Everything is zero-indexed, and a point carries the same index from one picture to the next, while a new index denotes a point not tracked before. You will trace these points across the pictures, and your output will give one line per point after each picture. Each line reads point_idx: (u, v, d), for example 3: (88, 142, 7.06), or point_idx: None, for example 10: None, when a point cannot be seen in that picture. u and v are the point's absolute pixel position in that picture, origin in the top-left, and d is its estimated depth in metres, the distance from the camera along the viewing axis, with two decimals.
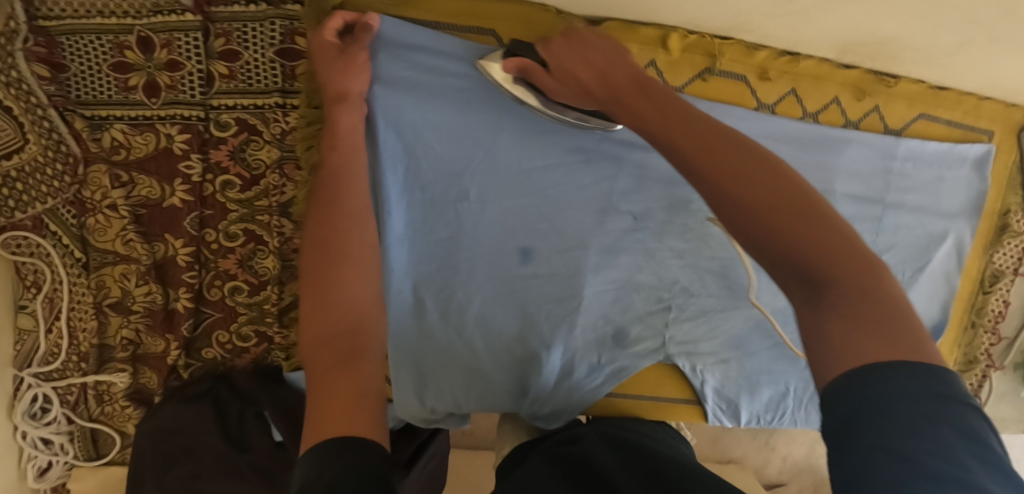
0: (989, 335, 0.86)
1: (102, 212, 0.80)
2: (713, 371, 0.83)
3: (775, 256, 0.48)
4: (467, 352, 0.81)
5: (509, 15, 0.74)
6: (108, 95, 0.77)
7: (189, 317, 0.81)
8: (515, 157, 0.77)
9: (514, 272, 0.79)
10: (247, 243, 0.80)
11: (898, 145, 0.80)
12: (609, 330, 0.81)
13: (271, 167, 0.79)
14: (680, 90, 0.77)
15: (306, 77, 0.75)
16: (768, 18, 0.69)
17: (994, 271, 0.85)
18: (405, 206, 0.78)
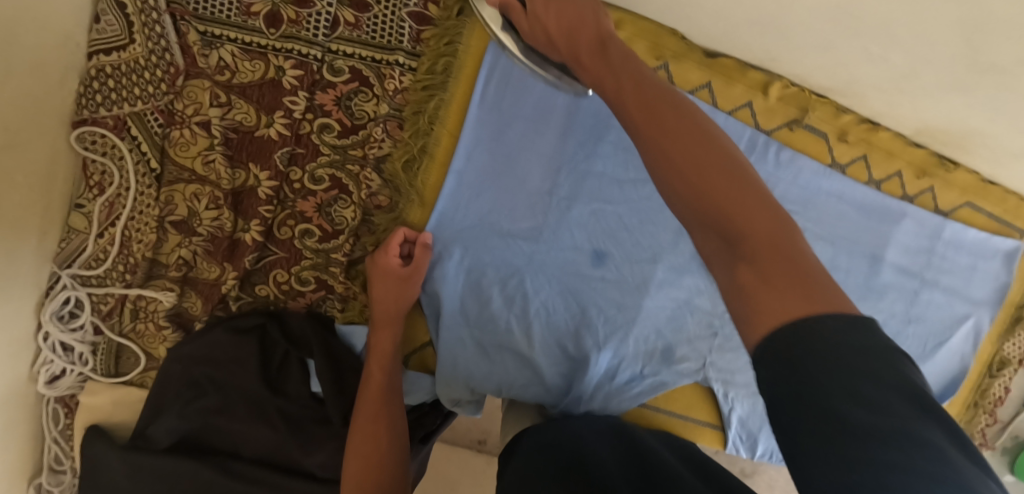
0: (985, 417, 0.95)
1: (190, 127, 0.78)
2: (744, 401, 0.88)
3: (707, 213, 0.50)
4: (522, 340, 0.83)
5: (637, 31, 0.78)
6: (227, 15, 0.76)
7: (255, 250, 0.80)
8: (610, 164, 0.81)
9: (583, 270, 0.83)
10: (331, 190, 0.80)
11: (944, 227, 0.88)
12: (658, 345, 0.85)
13: (374, 120, 0.79)
14: (768, 135, 0.83)
15: (434, 45, 0.78)
16: (874, 90, 0.78)
17: (1002, 358, 0.94)
18: (497, 189, 0.80)
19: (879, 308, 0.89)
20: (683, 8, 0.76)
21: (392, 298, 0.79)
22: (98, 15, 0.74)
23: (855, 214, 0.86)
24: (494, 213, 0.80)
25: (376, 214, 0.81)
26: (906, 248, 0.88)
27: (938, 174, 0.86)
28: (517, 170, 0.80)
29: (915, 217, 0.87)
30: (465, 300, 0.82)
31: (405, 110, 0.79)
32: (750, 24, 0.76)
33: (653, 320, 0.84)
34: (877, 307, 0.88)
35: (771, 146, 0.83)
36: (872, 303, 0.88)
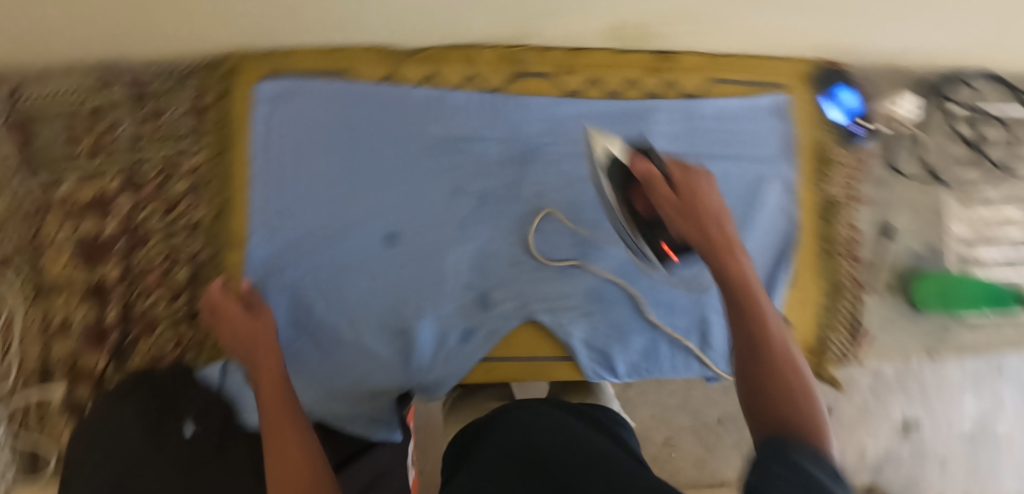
0: (843, 260, 1.02)
1: (53, 249, 0.94)
2: (576, 322, 0.95)
3: (755, 364, 0.58)
4: (354, 332, 0.93)
5: (359, 58, 0.96)
6: (61, 159, 0.95)
7: (117, 328, 0.94)
8: (378, 161, 0.96)
9: (385, 255, 0.95)
10: (165, 261, 0.95)
11: (698, 105, 0.99)
12: (473, 295, 0.95)
13: (183, 195, 0.96)
14: (497, 92, 0.97)
15: (216, 126, 0.96)
16: (560, 24, 0.91)
17: (830, 201, 1.02)
18: (292, 214, 0.94)
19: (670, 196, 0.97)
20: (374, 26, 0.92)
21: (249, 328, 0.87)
22: None
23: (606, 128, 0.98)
24: (302, 234, 0.94)
25: (203, 268, 0.95)
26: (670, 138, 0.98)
27: (662, 67, 0.99)
28: (305, 195, 0.95)
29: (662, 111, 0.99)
30: (295, 313, 0.94)
31: (205, 180, 0.96)
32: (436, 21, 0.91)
33: (460, 276, 0.95)
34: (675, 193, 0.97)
35: (503, 99, 0.97)
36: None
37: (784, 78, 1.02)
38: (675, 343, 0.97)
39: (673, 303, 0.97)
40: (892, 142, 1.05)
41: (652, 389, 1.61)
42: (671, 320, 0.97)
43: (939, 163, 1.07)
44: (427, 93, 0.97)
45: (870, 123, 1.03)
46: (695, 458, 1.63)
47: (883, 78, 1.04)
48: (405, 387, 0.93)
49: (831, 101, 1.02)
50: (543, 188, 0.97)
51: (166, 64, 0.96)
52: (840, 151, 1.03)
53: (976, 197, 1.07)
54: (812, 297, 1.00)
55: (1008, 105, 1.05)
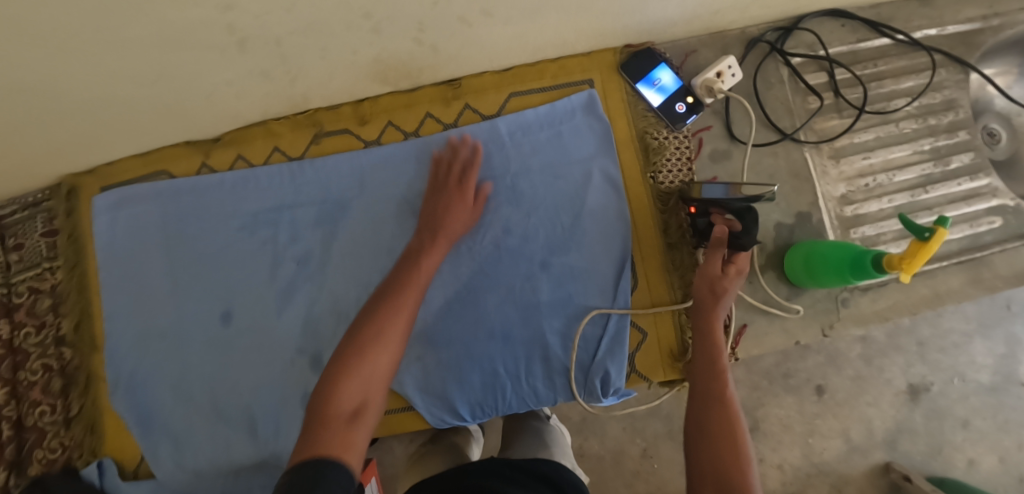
0: (693, 251, 0.93)
1: None
2: (408, 372, 0.91)
3: (706, 434, 0.72)
4: (206, 411, 0.97)
5: (169, 157, 1.00)
6: None
7: (11, 442, 1.02)
8: (201, 247, 0.99)
9: (223, 334, 0.98)
10: (44, 374, 1.03)
11: (498, 124, 0.95)
12: (306, 358, 0.96)
13: (49, 311, 1.04)
14: (303, 157, 0.99)
15: (65, 243, 1.04)
16: (328, 81, 0.90)
17: (664, 189, 0.94)
18: (132, 314, 1.00)
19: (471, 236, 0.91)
20: (167, 131, 0.96)
21: (440, 206, 0.88)
22: None
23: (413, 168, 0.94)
24: (146, 332, 0.99)
25: (74, 374, 1.02)
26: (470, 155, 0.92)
27: (455, 95, 0.97)
28: (141, 295, 1.00)
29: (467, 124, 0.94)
30: (156, 404, 0.98)
31: (65, 294, 1.03)
32: (219, 113, 0.94)
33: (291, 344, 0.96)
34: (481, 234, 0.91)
35: (306, 164, 0.98)
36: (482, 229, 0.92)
37: (591, 72, 0.97)
38: (517, 374, 0.91)
39: (511, 335, 0.91)
40: (731, 111, 0.96)
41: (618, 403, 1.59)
42: (509, 350, 0.91)
43: (793, 121, 0.96)
44: (235, 173, 0.99)
45: (693, 96, 0.95)
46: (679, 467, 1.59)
47: (702, 46, 0.97)
48: (259, 457, 0.96)
49: (646, 83, 0.95)
50: (359, 240, 0.96)
51: (16, 197, 1.05)
52: (669, 133, 0.95)
53: (850, 148, 0.96)
54: (660, 294, 0.93)
55: (855, 45, 0.96)
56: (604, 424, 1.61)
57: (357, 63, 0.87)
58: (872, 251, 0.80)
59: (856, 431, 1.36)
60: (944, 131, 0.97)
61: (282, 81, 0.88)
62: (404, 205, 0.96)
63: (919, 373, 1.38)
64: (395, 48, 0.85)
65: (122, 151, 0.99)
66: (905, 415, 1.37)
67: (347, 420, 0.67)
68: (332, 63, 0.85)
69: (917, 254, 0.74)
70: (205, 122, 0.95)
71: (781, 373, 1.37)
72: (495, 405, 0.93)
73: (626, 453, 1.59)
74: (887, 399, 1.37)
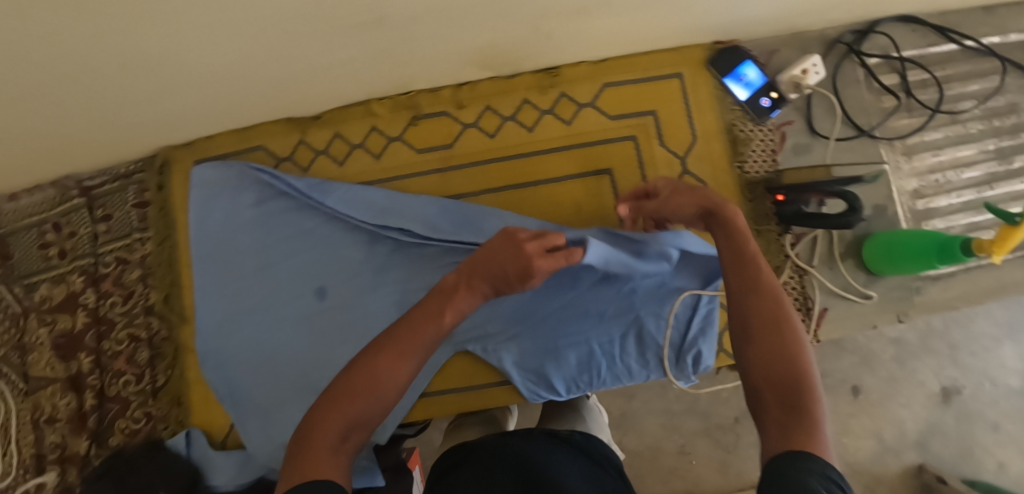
0: (777, 238, 0.98)
1: (37, 350, 1.05)
2: (506, 347, 0.95)
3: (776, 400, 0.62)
4: (296, 385, 0.97)
5: (267, 133, 1.03)
6: (37, 266, 1.07)
7: (94, 411, 1.03)
8: (294, 225, 1.01)
9: (314, 309, 0.99)
10: (129, 344, 1.03)
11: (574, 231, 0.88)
12: None
13: (137, 282, 1.04)
14: (399, 137, 1.01)
15: (155, 215, 1.05)
16: (436, 64, 0.93)
17: (751, 178, 0.99)
18: (221, 289, 1.01)
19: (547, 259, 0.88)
20: (269, 107, 0.99)
21: (495, 262, 0.72)
22: None
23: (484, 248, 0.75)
24: (235, 304, 1.00)
25: (161, 344, 1.02)
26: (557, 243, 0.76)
27: (552, 83, 1.01)
28: (231, 269, 1.01)
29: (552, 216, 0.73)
30: (244, 376, 0.99)
31: (154, 266, 1.04)
32: (324, 92, 0.97)
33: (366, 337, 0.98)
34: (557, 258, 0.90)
35: (403, 145, 1.01)
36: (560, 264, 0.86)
37: (680, 67, 1.01)
38: (607, 352, 0.95)
39: (603, 315, 0.95)
40: (812, 107, 1.01)
41: (656, 397, 1.62)
42: (604, 328, 0.95)
43: (868, 119, 1.02)
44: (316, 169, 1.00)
45: (778, 92, 1.00)
46: (716, 464, 1.61)
47: (784, 46, 1.02)
48: None
49: (733, 78, 1.00)
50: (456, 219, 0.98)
51: (108, 168, 1.06)
52: (753, 127, 1.01)
53: (920, 146, 1.02)
54: None
55: (925, 49, 1.01)
56: (640, 420, 1.62)
57: (468, 47, 0.90)
58: (959, 238, 0.86)
59: (889, 431, 1.41)
60: (1008, 133, 1.01)
61: (393, 62, 0.91)
62: (500, 187, 1.00)
63: (951, 376, 1.42)
64: (509, 33, 0.89)
65: (220, 126, 1.02)
66: (938, 416, 1.41)
67: (326, 454, 0.64)
68: (447, 45, 0.89)
69: (1008, 237, 0.79)
70: (308, 99, 0.98)
71: None
72: (590, 381, 0.96)
73: (664, 449, 1.60)
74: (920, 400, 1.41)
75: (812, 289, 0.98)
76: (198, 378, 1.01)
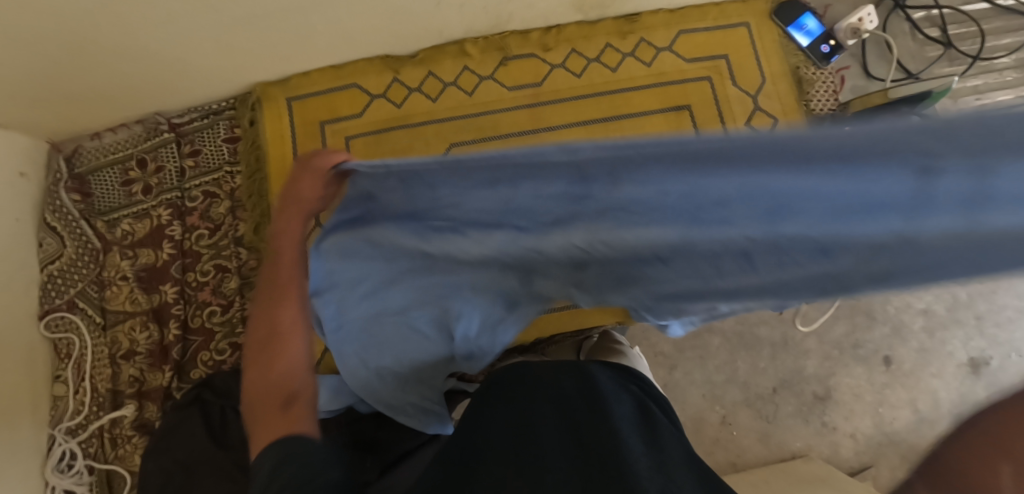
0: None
1: (117, 284, 1.04)
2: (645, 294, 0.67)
3: None
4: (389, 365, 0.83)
5: (363, 71, 1.08)
6: (119, 202, 1.07)
7: (179, 343, 1.01)
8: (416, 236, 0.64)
9: (415, 271, 0.70)
10: (216, 275, 1.04)
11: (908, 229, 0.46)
12: (500, 293, 0.71)
13: (225, 215, 1.05)
14: (490, 75, 1.08)
15: (247, 150, 1.07)
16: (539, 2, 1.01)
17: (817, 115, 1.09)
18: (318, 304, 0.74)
19: (720, 149, 0.43)
20: (372, 45, 1.04)
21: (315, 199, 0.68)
22: (39, 240, 1.03)
23: (806, 207, 0.46)
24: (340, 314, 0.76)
25: (250, 274, 1.03)
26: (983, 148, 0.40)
27: (631, 28, 1.09)
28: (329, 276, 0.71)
29: (979, 119, 0.39)
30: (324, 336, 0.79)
31: (244, 198, 1.05)
32: (428, 30, 1.03)
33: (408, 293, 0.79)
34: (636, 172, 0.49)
35: (494, 85, 1.08)
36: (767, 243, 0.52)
37: (748, 16, 1.11)
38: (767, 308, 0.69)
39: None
40: (866, 53, 1.12)
41: (697, 368, 1.54)
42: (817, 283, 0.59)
43: (917, 65, 1.12)
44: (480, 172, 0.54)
45: (836, 40, 1.10)
46: (756, 434, 1.52)
47: (838, 2, 1.13)
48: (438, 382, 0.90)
49: (796, 28, 1.11)
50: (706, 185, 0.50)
51: (197, 105, 1.08)
52: (815, 70, 1.11)
53: (965, 91, 1.11)
54: None
55: (961, 7, 1.13)
56: (684, 390, 1.52)
57: None
58: None
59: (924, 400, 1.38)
60: None
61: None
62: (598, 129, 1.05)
63: (978, 346, 1.56)
64: None
65: (321, 63, 1.06)
66: (969, 385, 1.54)
67: (284, 407, 0.66)
68: None
69: None
70: (411, 36, 1.04)
71: (852, 344, 1.55)
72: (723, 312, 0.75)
73: (707, 420, 1.51)
74: None
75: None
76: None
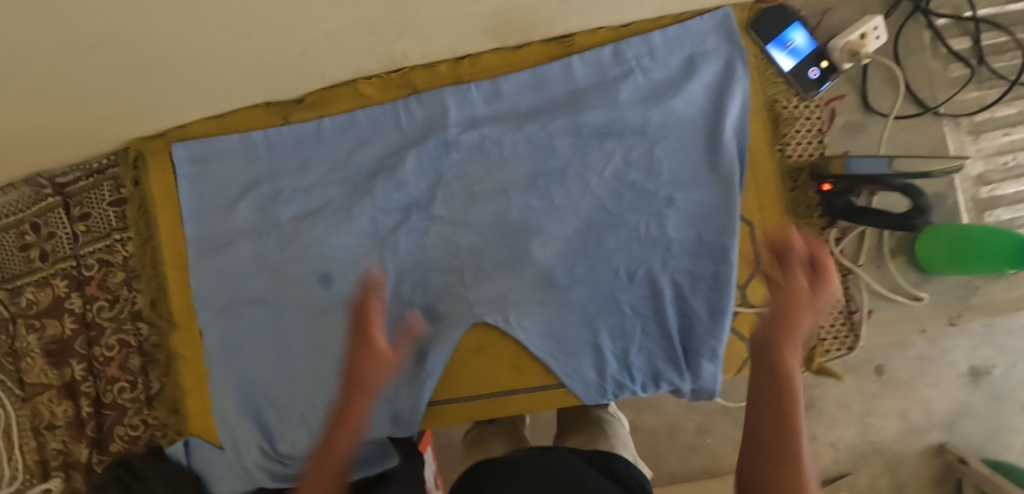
0: (820, 232, 0.87)
1: (29, 356, 1.01)
2: (452, 285, 0.89)
3: (770, 409, 0.58)
4: (265, 285, 0.93)
5: (245, 119, 0.93)
6: (20, 269, 1.01)
7: (92, 419, 0.99)
8: (328, 326, 0.92)
9: (321, 297, 0.92)
10: (119, 350, 0.99)
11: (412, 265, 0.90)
12: (323, 282, 0.92)
13: (121, 285, 0.99)
14: (390, 120, 0.91)
15: (135, 216, 0.98)
16: (434, 35, 0.82)
17: (795, 165, 0.87)
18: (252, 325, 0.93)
19: (302, 291, 0.92)
20: (247, 94, 0.89)
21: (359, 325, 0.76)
22: None
23: (327, 307, 0.92)
24: (282, 220, 0.92)
25: (151, 350, 0.98)
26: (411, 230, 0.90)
27: (565, 53, 0.88)
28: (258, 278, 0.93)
29: (401, 235, 0.90)
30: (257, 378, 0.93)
31: (136, 267, 0.98)
32: (307, 75, 0.86)
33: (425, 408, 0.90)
34: (271, 398, 0.93)
35: (395, 128, 0.91)
36: (579, 146, 0.87)
37: (709, 36, 0.86)
38: (740, 60, 0.86)
39: (722, 237, 0.85)
40: (868, 78, 0.89)
41: None
42: (554, 231, 0.87)
43: (933, 91, 0.88)
44: (281, 237, 0.92)
45: (829, 61, 0.86)
46: (734, 442, 1.51)
47: (840, 4, 0.88)
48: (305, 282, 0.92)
49: (777, 45, 0.86)
50: (472, 127, 0.89)
51: (79, 163, 0.98)
52: (799, 102, 0.88)
53: (989, 122, 0.89)
54: None
55: (1004, 7, 0.87)
56: (659, 398, 1.51)
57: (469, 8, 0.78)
58: None
59: (916, 412, 1.38)
60: None
61: (384, 35, 0.81)
62: (489, 78, 0.89)
63: (985, 356, 1.37)
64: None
65: (195, 114, 0.92)
66: (968, 397, 1.38)
67: None
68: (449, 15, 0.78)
69: None
70: (289, 83, 0.88)
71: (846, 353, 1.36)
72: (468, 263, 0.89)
73: (681, 428, 1.51)
74: (949, 380, 1.37)
75: (856, 291, 0.88)
76: (197, 388, 0.97)
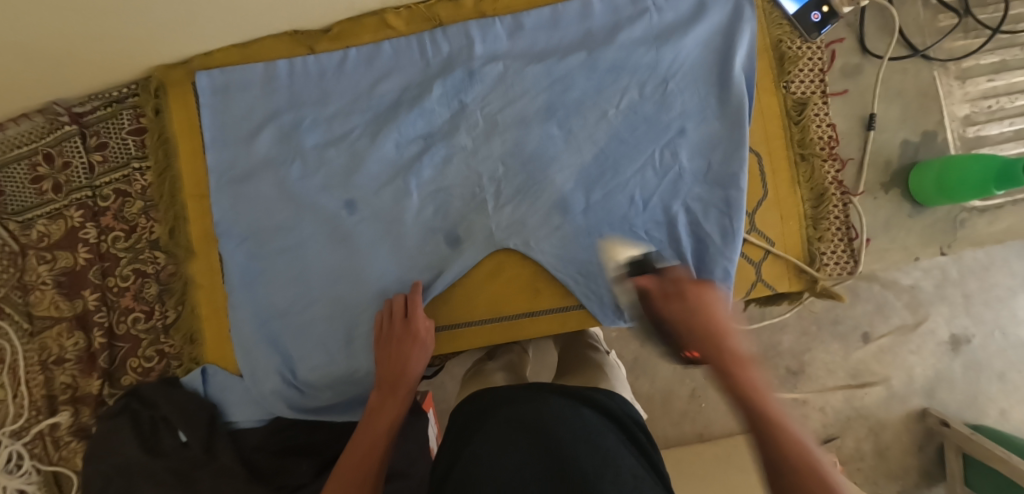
0: (821, 163, 0.93)
1: (39, 289, 1.00)
2: (472, 212, 0.92)
3: None
4: (284, 211, 0.94)
5: (270, 48, 0.94)
6: (32, 200, 1.00)
7: (105, 350, 0.99)
8: (347, 252, 0.93)
9: (342, 225, 0.93)
10: (135, 280, 1.00)
11: (432, 191, 0.93)
12: (346, 210, 0.93)
13: (138, 215, 1.00)
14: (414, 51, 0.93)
15: (154, 147, 0.99)
16: None
17: (798, 99, 0.94)
18: (272, 252, 0.94)
19: (321, 217, 0.93)
20: (274, 21, 0.91)
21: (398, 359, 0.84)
22: None
23: (347, 236, 0.93)
24: (304, 147, 0.93)
25: (169, 279, 0.99)
26: (433, 157, 0.92)
27: None
28: (277, 204, 0.94)
29: (423, 163, 0.92)
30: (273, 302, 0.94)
31: (155, 197, 0.99)
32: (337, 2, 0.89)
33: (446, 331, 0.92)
34: (290, 323, 0.94)
35: (417, 59, 0.93)
36: (596, 79, 0.91)
37: None
38: (747, 3, 0.91)
39: (734, 167, 0.90)
40: (865, 24, 0.96)
41: None
42: (572, 160, 0.91)
43: (925, 38, 0.97)
44: (302, 166, 0.93)
45: (829, 6, 0.93)
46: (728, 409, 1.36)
47: None
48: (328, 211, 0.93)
49: None
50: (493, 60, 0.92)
51: (98, 93, 0.98)
52: (801, 44, 0.94)
53: (977, 69, 0.97)
54: (784, 206, 0.93)
55: None
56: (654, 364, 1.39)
57: None
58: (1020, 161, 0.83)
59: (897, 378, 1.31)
60: None
61: None
62: (511, 14, 0.93)
63: (962, 324, 1.31)
64: None
65: (220, 43, 0.93)
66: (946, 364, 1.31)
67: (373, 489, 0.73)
68: None
69: None
70: (318, 11, 0.90)
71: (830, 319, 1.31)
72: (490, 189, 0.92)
73: (675, 393, 1.38)
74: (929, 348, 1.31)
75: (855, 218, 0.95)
76: (212, 317, 0.98)
